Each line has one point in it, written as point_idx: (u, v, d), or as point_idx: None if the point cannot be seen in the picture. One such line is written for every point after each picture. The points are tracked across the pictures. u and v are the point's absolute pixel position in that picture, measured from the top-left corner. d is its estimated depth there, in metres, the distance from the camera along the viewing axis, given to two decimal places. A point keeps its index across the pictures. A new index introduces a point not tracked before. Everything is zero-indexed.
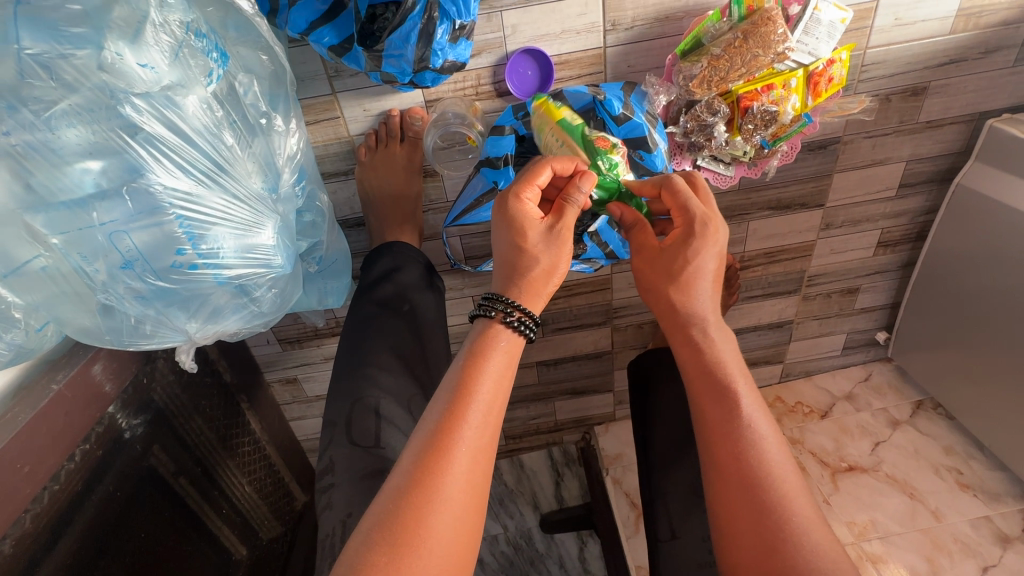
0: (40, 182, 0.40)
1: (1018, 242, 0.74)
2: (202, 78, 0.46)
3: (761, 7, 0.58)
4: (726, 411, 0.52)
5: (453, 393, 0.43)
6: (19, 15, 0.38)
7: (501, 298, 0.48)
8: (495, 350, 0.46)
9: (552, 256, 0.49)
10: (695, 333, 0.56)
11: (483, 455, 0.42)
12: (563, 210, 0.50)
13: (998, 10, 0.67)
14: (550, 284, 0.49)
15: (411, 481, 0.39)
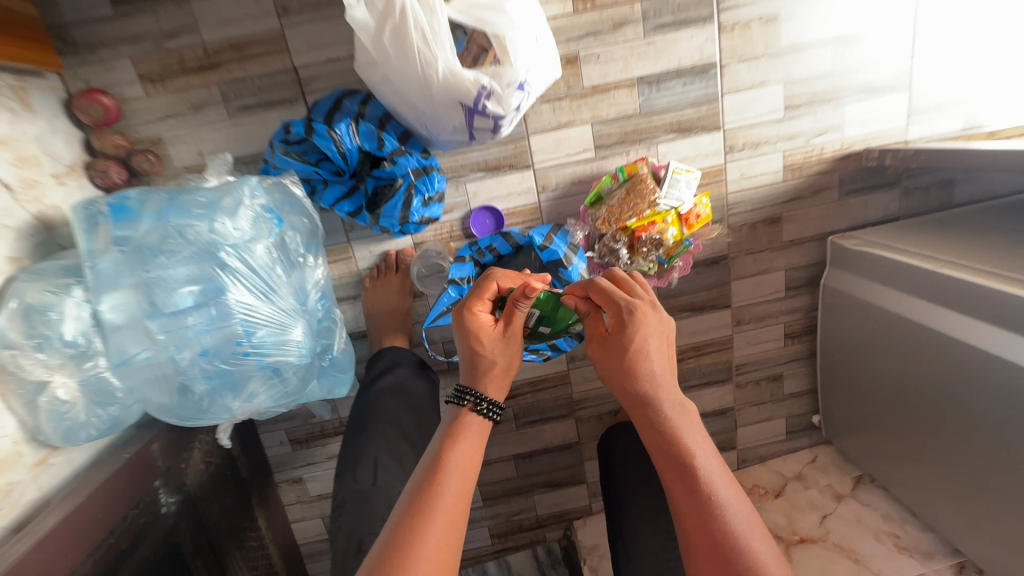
0: (160, 300, 0.64)
1: (867, 324, 0.94)
2: (268, 234, 0.71)
3: (637, 172, 0.88)
4: (694, 489, 0.54)
5: (430, 475, 0.54)
6: (171, 207, 0.66)
7: (471, 391, 0.60)
8: (468, 433, 0.58)
9: (509, 357, 0.62)
10: (652, 412, 0.58)
11: (457, 522, 0.51)
12: (513, 317, 0.62)
13: (812, 165, 0.97)
14: (506, 377, 0.62)
15: (396, 552, 0.48)
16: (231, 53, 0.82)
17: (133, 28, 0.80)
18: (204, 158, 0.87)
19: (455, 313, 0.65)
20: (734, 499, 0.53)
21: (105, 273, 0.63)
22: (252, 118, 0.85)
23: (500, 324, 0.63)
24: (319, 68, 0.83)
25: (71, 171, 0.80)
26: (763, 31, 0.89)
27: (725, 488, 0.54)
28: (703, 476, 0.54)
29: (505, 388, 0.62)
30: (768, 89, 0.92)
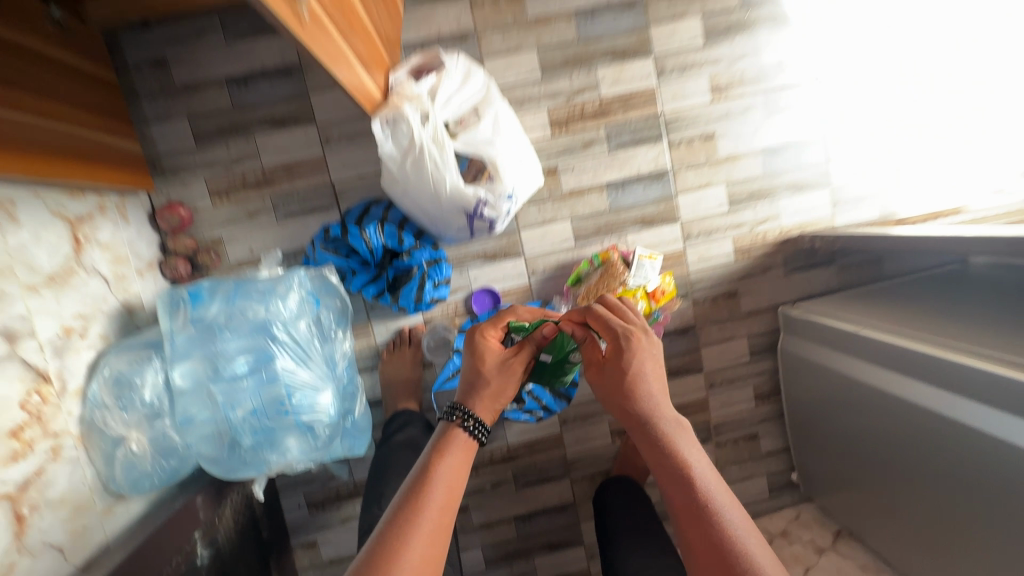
0: (221, 367, 0.80)
1: (819, 383, 1.08)
2: (308, 313, 0.88)
3: (609, 256, 1.05)
4: (693, 501, 0.57)
5: (418, 488, 0.59)
6: (235, 293, 0.84)
7: (460, 408, 0.66)
8: (453, 447, 0.64)
9: (504, 385, 0.70)
10: (652, 428, 0.62)
11: (439, 531, 0.57)
12: (521, 349, 0.72)
13: (758, 247, 1.16)
14: (496, 405, 0.69)
15: (383, 557, 0.53)
16: (283, 173, 1.04)
17: (209, 157, 1.03)
18: (254, 254, 1.06)
19: (467, 335, 0.74)
20: (732, 510, 0.56)
21: (179, 347, 0.80)
22: (296, 221, 1.06)
23: (506, 352, 0.72)
24: (351, 183, 1.05)
25: (148, 267, 0.99)
26: (704, 145, 1.11)
27: (724, 500, 0.57)
28: (703, 488, 0.57)
29: (492, 414, 0.69)
30: (713, 188, 1.13)
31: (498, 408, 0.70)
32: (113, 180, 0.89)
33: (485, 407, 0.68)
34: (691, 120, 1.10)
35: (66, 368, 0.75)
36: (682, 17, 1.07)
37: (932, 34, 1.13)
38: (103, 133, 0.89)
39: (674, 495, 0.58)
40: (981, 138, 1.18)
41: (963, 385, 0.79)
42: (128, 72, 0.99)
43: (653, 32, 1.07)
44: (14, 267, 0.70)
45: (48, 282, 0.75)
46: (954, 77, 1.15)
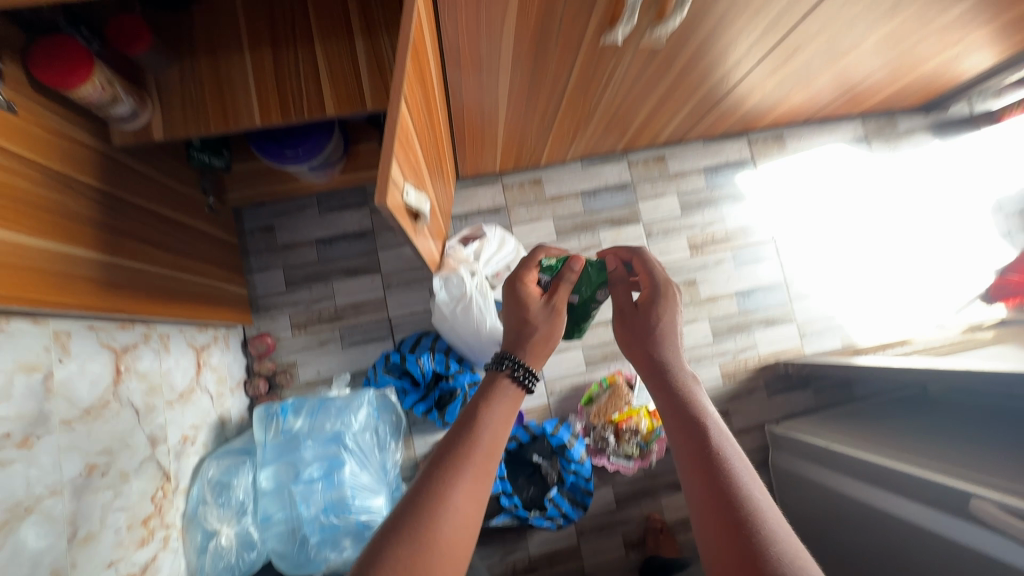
0: (300, 471, 0.97)
1: (800, 496, 1.22)
2: (370, 426, 1.07)
3: (616, 380, 1.26)
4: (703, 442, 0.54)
5: (464, 432, 0.57)
6: (315, 408, 1.04)
7: (508, 358, 0.64)
8: (502, 395, 0.61)
9: (552, 327, 0.69)
10: (668, 375, 0.62)
11: (481, 475, 0.55)
12: (557, 288, 0.72)
13: (741, 372, 1.37)
14: (550, 349, 0.69)
15: (427, 495, 0.51)
16: (351, 310, 1.31)
17: (295, 297, 1.30)
18: (321, 375, 1.28)
19: (507, 284, 0.73)
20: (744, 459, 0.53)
21: (269, 454, 0.99)
22: (357, 349, 1.29)
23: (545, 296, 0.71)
24: (404, 317, 1.31)
25: (236, 385, 1.20)
26: (688, 289, 1.38)
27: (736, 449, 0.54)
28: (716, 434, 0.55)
29: (546, 357, 0.67)
30: (698, 324, 1.37)
31: (550, 354, 0.69)
32: (228, 317, 1.14)
33: (535, 355, 0.66)
34: (676, 270, 1.39)
35: (180, 469, 0.93)
36: (663, 195, 1.41)
37: (902, 166, 1.50)
38: (227, 282, 1.16)
39: (679, 435, 0.56)
40: (944, 254, 1.46)
41: (897, 482, 0.94)
42: (244, 235, 1.30)
43: (641, 206, 1.40)
44: (162, 386, 0.92)
45: (178, 397, 0.97)
46: (882, 236, 1.46)
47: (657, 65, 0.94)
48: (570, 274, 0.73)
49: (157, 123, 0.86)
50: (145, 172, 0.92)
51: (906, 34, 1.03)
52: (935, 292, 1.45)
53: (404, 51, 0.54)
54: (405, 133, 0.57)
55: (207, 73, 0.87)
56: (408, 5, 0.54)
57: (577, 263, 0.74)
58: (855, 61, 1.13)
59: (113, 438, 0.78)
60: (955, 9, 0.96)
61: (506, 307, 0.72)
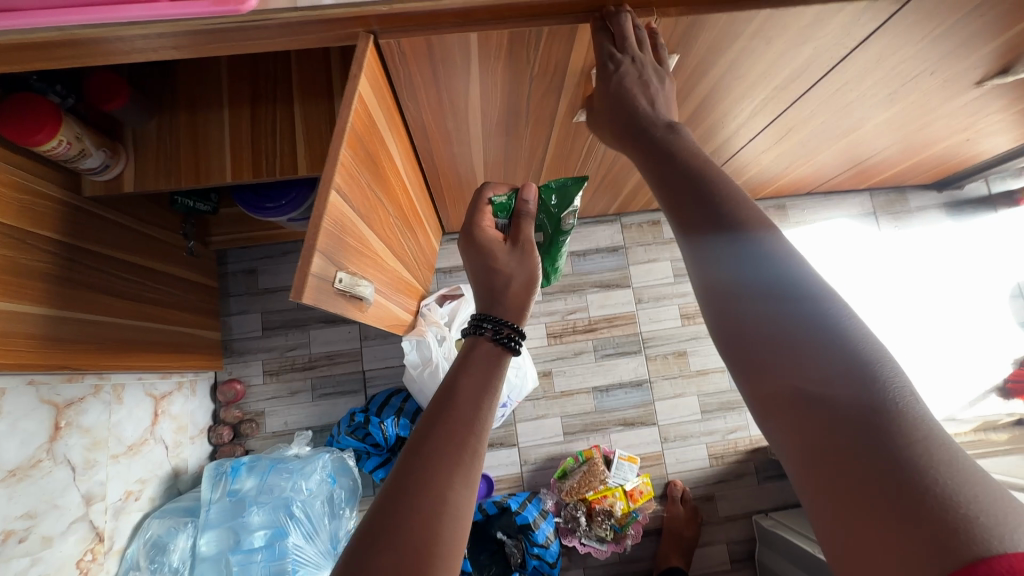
0: (240, 539, 0.92)
1: None
2: (323, 489, 1.02)
3: (592, 455, 1.19)
4: (803, 366, 0.37)
5: (444, 402, 0.44)
6: (268, 468, 1.01)
7: (489, 320, 0.51)
8: (489, 355, 0.50)
9: (527, 272, 0.57)
10: (733, 268, 0.42)
11: (470, 452, 0.42)
12: (521, 227, 0.59)
13: (730, 454, 1.28)
14: (533, 296, 0.56)
15: (403, 490, 0.39)
16: (325, 360, 1.27)
17: (270, 342, 1.27)
18: (288, 427, 1.24)
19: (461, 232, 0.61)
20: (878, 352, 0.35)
21: (213, 517, 0.94)
22: (328, 400, 1.25)
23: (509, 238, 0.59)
24: (379, 371, 1.27)
25: (198, 433, 1.17)
26: (677, 360, 1.32)
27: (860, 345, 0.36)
28: (818, 343, 0.37)
29: (531, 309, 0.55)
30: (686, 398, 1.30)
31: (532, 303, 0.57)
32: (196, 364, 1.12)
33: (519, 308, 0.53)
34: (665, 339, 1.33)
35: (118, 528, 0.90)
36: (655, 260, 1.36)
37: (897, 253, 1.42)
38: (199, 328, 1.15)
39: (758, 361, 0.39)
40: (951, 350, 1.37)
41: None
42: (226, 277, 1.29)
43: (632, 270, 1.35)
44: (107, 440, 0.89)
45: (126, 451, 0.94)
46: (888, 316, 1.38)
47: None
48: (529, 207, 0.60)
49: (129, 176, 0.86)
50: (119, 222, 0.93)
51: (913, 118, 0.98)
52: (945, 379, 1.35)
53: (338, 140, 0.51)
54: (339, 221, 0.54)
55: (184, 128, 0.88)
56: (348, 93, 0.52)
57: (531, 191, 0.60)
58: (859, 140, 1.08)
59: (41, 499, 0.75)
60: (962, 97, 0.91)
61: (466, 257, 0.60)
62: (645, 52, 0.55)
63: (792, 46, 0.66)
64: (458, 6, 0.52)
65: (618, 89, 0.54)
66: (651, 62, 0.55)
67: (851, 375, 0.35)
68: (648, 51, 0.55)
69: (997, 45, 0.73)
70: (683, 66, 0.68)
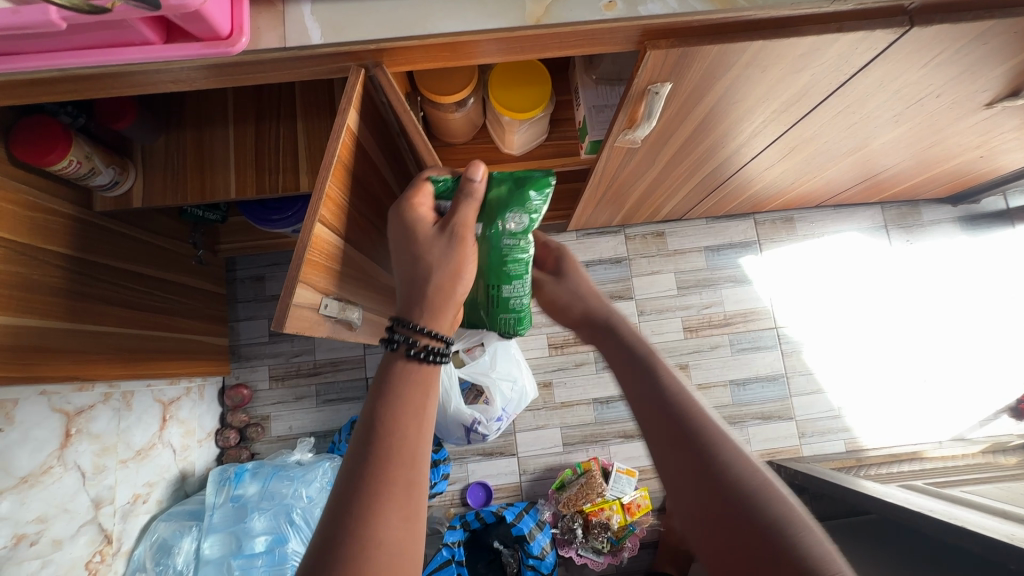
0: (241, 544, 0.94)
1: None
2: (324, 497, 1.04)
3: (590, 467, 1.20)
4: (730, 517, 0.43)
5: (366, 444, 0.45)
6: (272, 474, 1.05)
7: (405, 327, 0.50)
8: (409, 378, 0.49)
9: (451, 262, 0.54)
10: (670, 424, 0.50)
11: (400, 489, 0.44)
12: (453, 212, 0.56)
13: None
14: (459, 288, 0.54)
15: (342, 542, 0.41)
16: (329, 366, 1.30)
17: (275, 348, 1.30)
18: (292, 431, 1.27)
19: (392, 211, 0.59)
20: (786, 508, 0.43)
21: (216, 521, 0.98)
22: (331, 406, 1.28)
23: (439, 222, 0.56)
24: (381, 378, 1.29)
25: (206, 436, 1.20)
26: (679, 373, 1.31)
27: (779, 501, 0.43)
28: (742, 494, 0.43)
29: (455, 305, 0.54)
30: None
31: (461, 298, 0.55)
32: (204, 369, 1.16)
33: (438, 310, 0.52)
34: (667, 352, 1.32)
35: (126, 529, 0.94)
36: (659, 273, 1.35)
37: (914, 268, 1.39)
38: (207, 335, 1.18)
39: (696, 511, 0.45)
40: (967, 367, 1.34)
41: None
42: (234, 283, 1.32)
43: (635, 282, 1.35)
44: (116, 445, 0.93)
45: (134, 455, 0.97)
46: (897, 333, 1.35)
47: (672, 152, 0.88)
48: (472, 188, 0.57)
49: (137, 192, 0.89)
50: (127, 234, 0.95)
51: (924, 136, 0.96)
52: (954, 398, 1.32)
53: (325, 173, 0.52)
54: (326, 250, 0.55)
55: (190, 145, 0.91)
56: (337, 125, 0.53)
57: (476, 172, 0.57)
58: (870, 155, 1.05)
59: (51, 504, 0.78)
60: (974, 116, 0.88)
61: (396, 239, 0.58)
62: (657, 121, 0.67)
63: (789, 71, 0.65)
64: (445, 42, 0.52)
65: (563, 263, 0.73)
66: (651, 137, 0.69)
67: (772, 526, 0.41)
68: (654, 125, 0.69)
69: (1009, 68, 0.70)
70: (676, 93, 0.67)
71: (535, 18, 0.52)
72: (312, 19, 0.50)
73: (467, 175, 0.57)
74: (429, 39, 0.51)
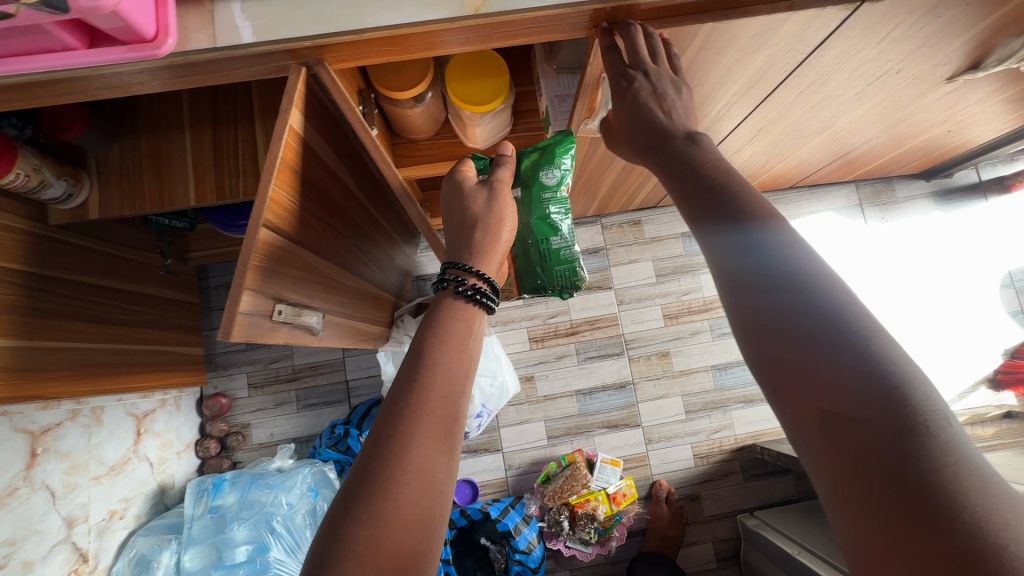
0: (222, 556, 0.94)
1: None
2: (306, 503, 1.04)
3: (574, 459, 1.19)
4: (835, 394, 0.35)
5: (411, 374, 0.48)
6: (249, 483, 1.03)
7: (455, 266, 0.57)
8: (451, 318, 0.53)
9: (496, 211, 0.62)
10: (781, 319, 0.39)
11: (440, 417, 0.46)
12: (496, 174, 0.66)
13: (714, 453, 1.29)
14: (502, 234, 0.62)
15: (384, 462, 0.42)
16: (308, 370, 1.28)
17: (252, 355, 1.28)
18: (274, 438, 1.25)
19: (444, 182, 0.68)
20: (894, 348, 0.35)
21: (195, 533, 0.97)
22: (313, 411, 1.27)
23: (484, 182, 0.66)
24: (362, 380, 1.28)
25: (186, 448, 1.19)
26: (660, 361, 1.31)
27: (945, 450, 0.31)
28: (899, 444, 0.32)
29: (499, 250, 0.61)
30: (670, 399, 1.30)
31: (507, 243, 0.63)
32: (178, 380, 1.14)
33: (484, 253, 0.59)
34: (648, 341, 1.32)
35: (102, 547, 0.92)
36: (636, 261, 1.34)
37: (890, 246, 1.39)
38: (180, 345, 1.16)
39: (771, 347, 0.39)
40: (946, 341, 1.35)
41: None
42: (207, 291, 1.31)
43: (614, 272, 1.34)
44: (88, 463, 0.91)
45: (108, 472, 0.96)
46: (876, 310, 1.36)
47: None
48: (505, 160, 0.68)
49: (93, 204, 0.87)
50: (87, 246, 0.93)
51: (891, 112, 0.95)
52: (933, 372, 1.34)
53: (268, 175, 0.51)
54: (276, 255, 0.54)
55: (146, 152, 0.88)
56: (278, 127, 0.52)
57: (508, 147, 0.68)
58: (839, 134, 1.05)
59: (19, 526, 0.77)
60: (936, 91, 0.88)
61: (446, 201, 0.67)
62: (658, 63, 0.55)
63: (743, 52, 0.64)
64: (386, 34, 0.51)
65: (632, 104, 0.54)
66: (666, 74, 0.55)
67: (888, 412, 0.33)
68: (662, 61, 0.55)
69: (967, 41, 0.70)
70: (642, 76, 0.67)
71: (474, 7, 0.50)
72: (244, 17, 0.48)
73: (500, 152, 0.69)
74: (368, 33, 0.50)
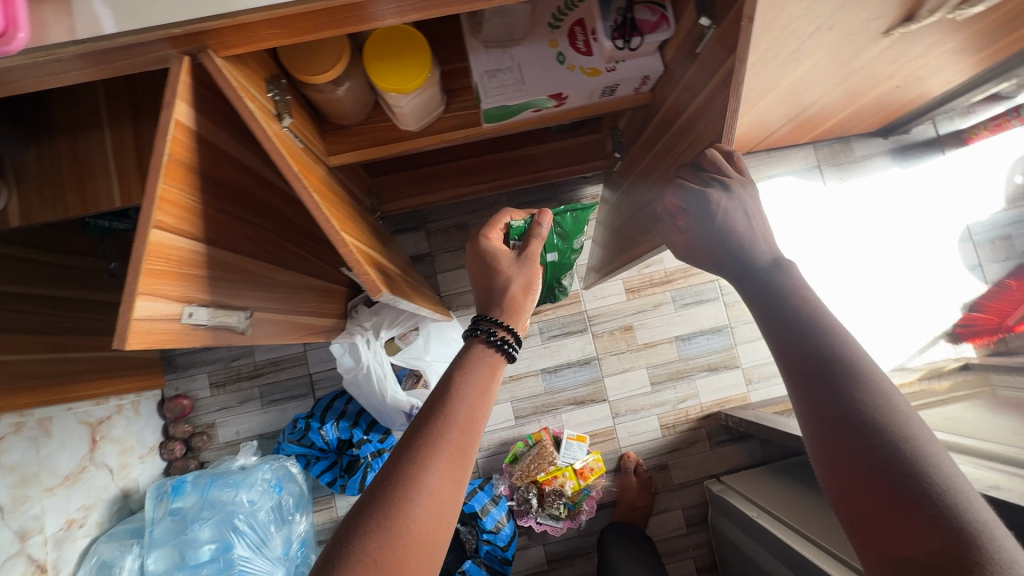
0: (187, 557, 0.94)
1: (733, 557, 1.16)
2: (269, 498, 1.04)
3: (541, 437, 1.20)
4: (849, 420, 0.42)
5: (435, 405, 0.47)
6: (209, 483, 1.02)
7: (484, 322, 0.55)
8: (482, 361, 0.52)
9: (525, 277, 0.62)
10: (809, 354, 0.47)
11: (462, 455, 0.45)
12: (529, 242, 0.66)
13: (681, 423, 1.30)
14: (529, 300, 0.61)
15: (395, 491, 0.42)
16: (270, 366, 1.27)
17: (211, 355, 1.26)
18: (240, 435, 1.25)
19: (473, 244, 0.68)
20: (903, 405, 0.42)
21: (158, 536, 0.97)
22: (277, 406, 1.26)
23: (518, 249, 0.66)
24: (325, 373, 1.27)
25: (149, 451, 1.18)
26: (624, 335, 1.31)
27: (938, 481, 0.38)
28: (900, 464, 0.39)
29: (527, 312, 0.59)
30: (635, 372, 1.30)
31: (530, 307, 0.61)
32: (132, 384, 1.12)
33: (515, 313, 0.57)
34: (611, 316, 1.31)
35: (62, 556, 0.92)
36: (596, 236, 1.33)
37: (850, 207, 1.39)
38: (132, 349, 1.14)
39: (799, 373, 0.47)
40: (907, 299, 1.36)
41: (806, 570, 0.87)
42: None
43: None
44: (38, 475, 0.90)
45: (62, 481, 0.95)
46: (837, 271, 1.37)
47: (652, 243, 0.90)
48: (541, 229, 0.68)
49: (13, 211, 0.83)
50: (19, 256, 0.90)
51: (835, 70, 0.93)
52: (892, 331, 1.35)
53: (154, 172, 0.49)
54: (178, 257, 0.53)
55: (65, 154, 0.84)
56: (162, 121, 0.49)
57: (546, 217, 0.69)
58: (787, 94, 1.03)
59: None
60: (878, 45, 0.86)
61: (470, 263, 0.67)
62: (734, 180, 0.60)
63: (730, 118, 0.59)
64: (264, 16, 0.48)
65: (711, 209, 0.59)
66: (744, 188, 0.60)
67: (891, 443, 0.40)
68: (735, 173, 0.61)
69: None
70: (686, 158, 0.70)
71: None
72: (103, 5, 0.45)
73: (537, 220, 0.69)
74: (243, 17, 0.47)
